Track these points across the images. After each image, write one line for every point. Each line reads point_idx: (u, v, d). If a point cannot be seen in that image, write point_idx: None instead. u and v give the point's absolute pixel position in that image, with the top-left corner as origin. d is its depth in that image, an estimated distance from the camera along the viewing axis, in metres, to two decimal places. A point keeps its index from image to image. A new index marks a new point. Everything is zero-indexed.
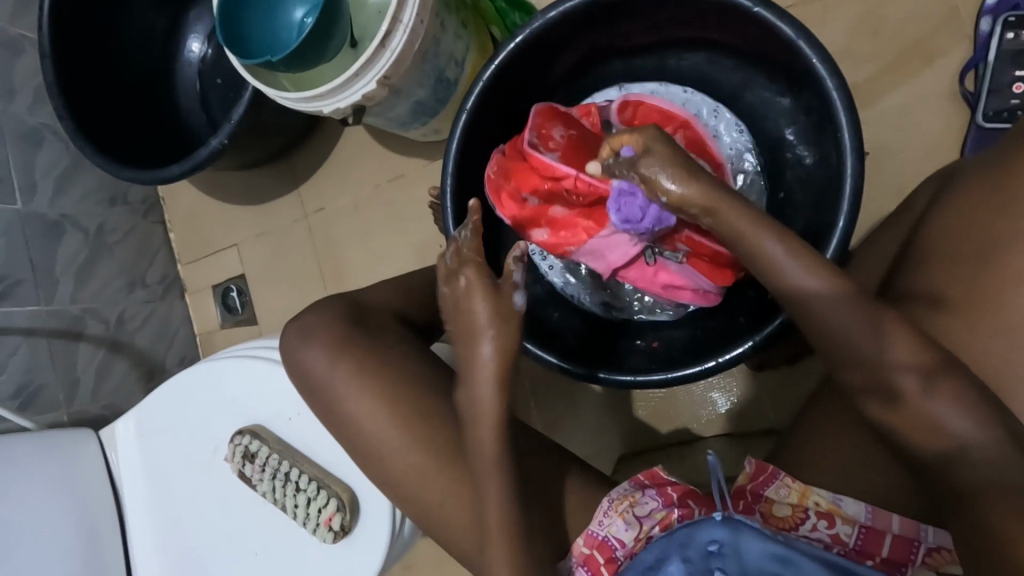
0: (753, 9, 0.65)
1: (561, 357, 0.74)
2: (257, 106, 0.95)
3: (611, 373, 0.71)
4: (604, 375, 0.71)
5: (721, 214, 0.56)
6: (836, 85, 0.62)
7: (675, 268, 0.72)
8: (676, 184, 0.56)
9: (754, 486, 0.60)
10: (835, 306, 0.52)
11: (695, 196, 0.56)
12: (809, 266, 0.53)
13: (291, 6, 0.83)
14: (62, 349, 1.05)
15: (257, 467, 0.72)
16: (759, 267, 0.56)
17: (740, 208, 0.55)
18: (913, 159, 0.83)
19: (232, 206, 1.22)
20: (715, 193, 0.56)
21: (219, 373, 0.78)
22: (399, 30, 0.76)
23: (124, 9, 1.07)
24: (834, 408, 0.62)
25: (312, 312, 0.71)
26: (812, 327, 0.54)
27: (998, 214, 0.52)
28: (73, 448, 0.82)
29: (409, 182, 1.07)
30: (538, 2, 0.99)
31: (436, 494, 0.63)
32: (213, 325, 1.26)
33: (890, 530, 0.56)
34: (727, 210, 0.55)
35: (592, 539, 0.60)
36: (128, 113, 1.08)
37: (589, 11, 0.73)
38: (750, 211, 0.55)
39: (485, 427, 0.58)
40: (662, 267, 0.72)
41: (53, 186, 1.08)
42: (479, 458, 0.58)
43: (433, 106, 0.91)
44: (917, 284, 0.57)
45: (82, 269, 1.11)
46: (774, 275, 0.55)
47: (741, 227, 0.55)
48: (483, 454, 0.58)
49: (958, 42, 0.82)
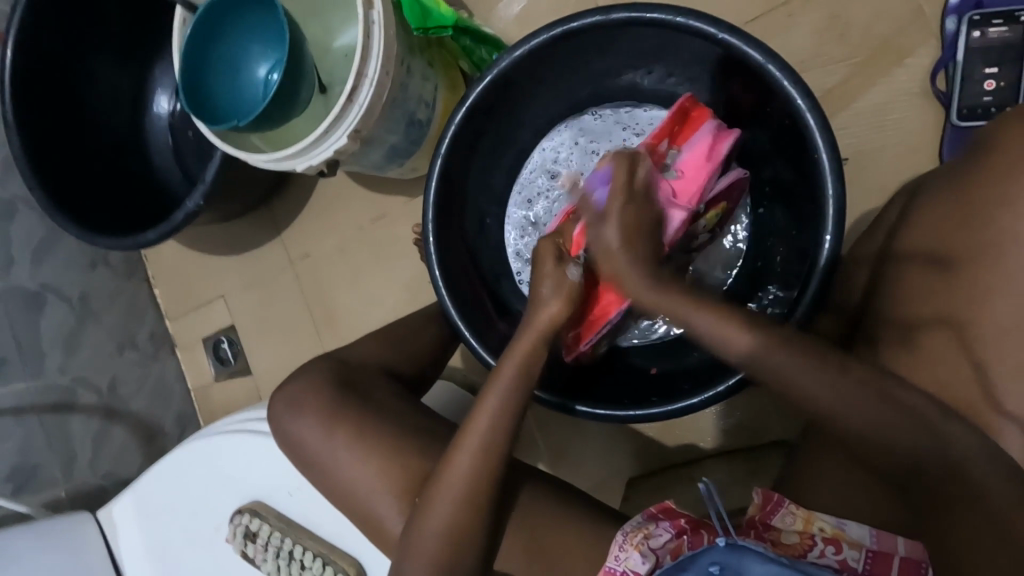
0: (718, 35, 0.65)
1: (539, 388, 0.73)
2: (230, 164, 0.93)
3: (583, 407, 0.70)
4: (577, 407, 0.70)
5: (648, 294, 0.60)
6: (808, 106, 0.62)
7: (687, 155, 0.69)
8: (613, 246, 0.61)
9: (761, 515, 0.57)
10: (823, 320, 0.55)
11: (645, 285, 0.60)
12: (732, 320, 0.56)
13: (253, 63, 0.82)
14: (55, 424, 1.04)
15: (259, 547, 0.71)
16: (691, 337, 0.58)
17: (683, 297, 0.58)
18: (895, 159, 0.82)
19: (216, 258, 1.20)
20: (661, 293, 0.59)
21: (216, 448, 0.77)
22: (365, 84, 0.76)
23: (87, 74, 1.05)
24: None
25: (299, 377, 0.70)
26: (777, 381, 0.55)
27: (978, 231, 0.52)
28: (73, 534, 0.81)
29: (393, 220, 1.05)
30: (502, 31, 0.97)
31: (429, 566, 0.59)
32: (207, 379, 1.22)
33: (896, 553, 0.54)
34: (677, 305, 0.58)
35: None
36: (99, 176, 1.06)
37: (555, 46, 0.72)
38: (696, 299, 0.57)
39: (460, 462, 0.60)
40: (685, 163, 0.69)
41: (31, 259, 1.06)
42: (432, 504, 0.60)
43: (407, 148, 0.89)
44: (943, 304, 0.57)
45: (68, 339, 1.08)
46: (687, 329, 0.58)
47: (680, 312, 0.57)
48: (445, 489, 0.60)
49: (925, 41, 0.82)
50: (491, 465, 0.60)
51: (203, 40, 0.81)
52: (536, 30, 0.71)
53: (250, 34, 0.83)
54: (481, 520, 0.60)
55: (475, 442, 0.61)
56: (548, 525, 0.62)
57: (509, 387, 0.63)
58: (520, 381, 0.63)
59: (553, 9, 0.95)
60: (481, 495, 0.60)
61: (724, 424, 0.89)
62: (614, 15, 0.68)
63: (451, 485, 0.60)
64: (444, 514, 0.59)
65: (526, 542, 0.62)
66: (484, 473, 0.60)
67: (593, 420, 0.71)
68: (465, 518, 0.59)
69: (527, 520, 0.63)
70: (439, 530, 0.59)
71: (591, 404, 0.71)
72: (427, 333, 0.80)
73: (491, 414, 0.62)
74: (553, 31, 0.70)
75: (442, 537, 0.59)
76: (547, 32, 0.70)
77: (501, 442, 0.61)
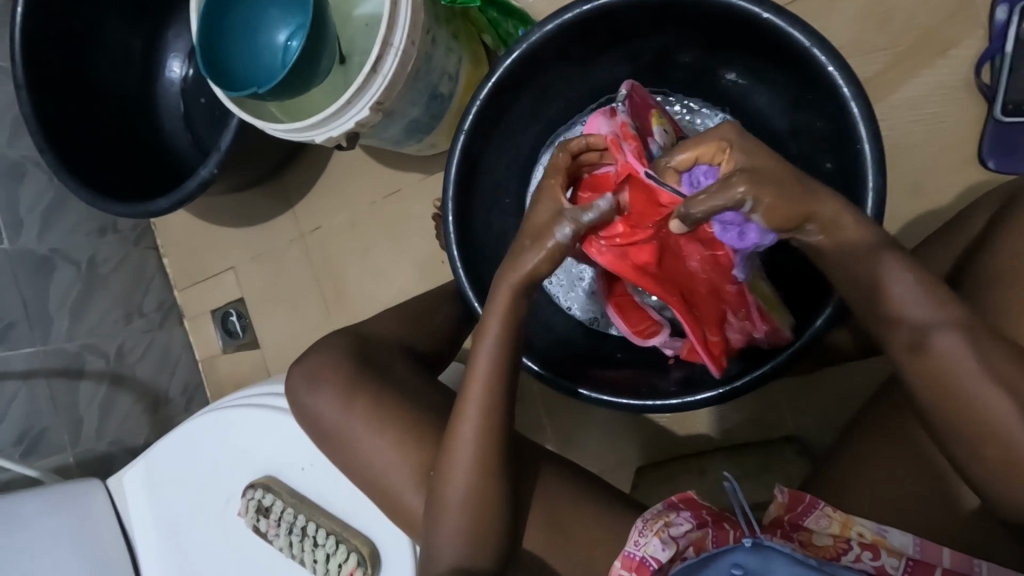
0: (762, 14, 0.62)
1: (549, 369, 0.73)
2: (245, 132, 0.90)
3: (592, 392, 0.70)
4: (587, 392, 0.70)
5: (820, 214, 0.51)
6: (853, 94, 0.59)
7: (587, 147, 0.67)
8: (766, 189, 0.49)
9: (791, 517, 0.56)
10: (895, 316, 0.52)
11: (778, 203, 0.50)
12: (856, 219, 0.52)
13: (273, 28, 0.80)
14: (63, 389, 1.03)
15: (271, 521, 0.70)
16: (862, 289, 0.53)
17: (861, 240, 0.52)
18: (930, 154, 0.80)
19: (226, 229, 1.18)
20: (856, 215, 0.52)
21: (227, 421, 0.76)
22: (390, 54, 0.73)
23: (99, 34, 1.02)
24: (886, 433, 0.59)
25: (316, 353, 0.69)
26: (845, 271, 0.54)
27: None
28: (82, 500, 0.81)
29: (408, 198, 1.03)
30: (528, 6, 0.94)
31: (445, 554, 0.58)
32: (215, 350, 1.21)
33: (940, 564, 0.52)
34: (848, 227, 0.52)
35: (628, 560, 0.55)
36: (110, 140, 1.03)
37: (588, 22, 0.69)
38: (824, 194, 0.51)
39: (470, 424, 0.58)
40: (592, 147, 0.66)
41: (40, 222, 1.04)
42: (445, 492, 0.58)
43: (427, 123, 0.86)
44: (987, 297, 0.55)
45: (77, 304, 1.07)
46: (855, 275, 0.53)
47: (861, 245, 0.52)
48: (462, 464, 0.58)
49: (972, 31, 0.78)
50: (498, 452, 0.58)
51: (221, 3, 0.78)
52: (568, 4, 0.68)
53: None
54: (499, 505, 0.58)
55: (496, 412, 0.58)
56: (566, 512, 0.61)
57: (500, 340, 0.58)
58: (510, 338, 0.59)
59: None
60: (495, 459, 0.58)
61: (741, 418, 0.88)
62: None
63: (464, 457, 0.58)
64: (462, 489, 0.58)
65: (543, 523, 0.61)
66: (496, 433, 0.58)
67: (609, 408, 0.70)
68: (479, 510, 0.58)
69: (547, 499, 0.62)
70: (462, 499, 0.58)
71: (610, 392, 0.71)
72: (444, 311, 0.78)
73: (491, 376, 0.58)
74: (585, 6, 0.67)
75: (466, 510, 0.58)
76: (581, 6, 0.67)
77: (507, 427, 0.59)
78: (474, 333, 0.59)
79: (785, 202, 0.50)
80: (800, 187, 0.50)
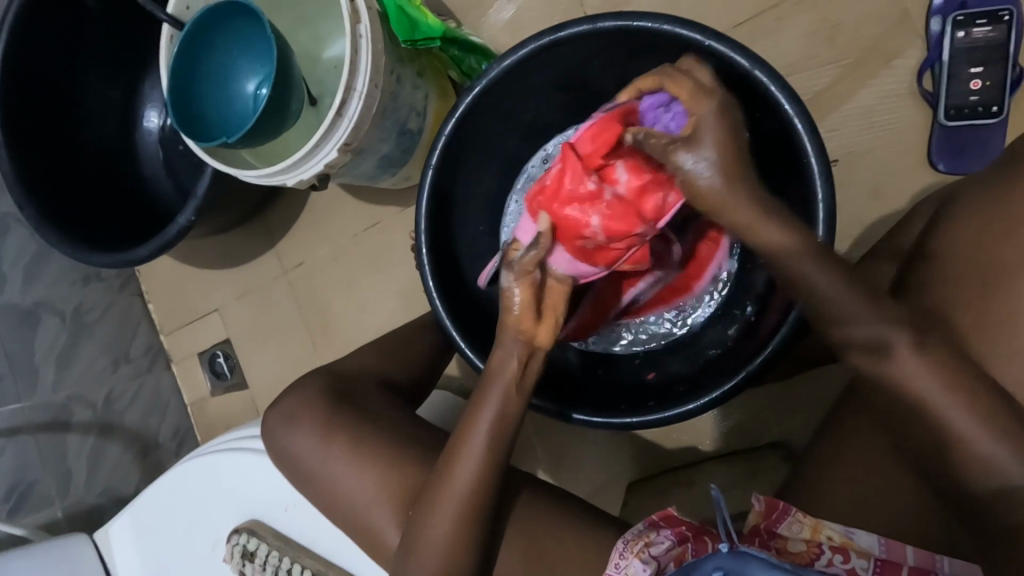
0: (704, 41, 0.65)
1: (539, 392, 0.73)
2: (222, 177, 0.92)
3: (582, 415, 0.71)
4: (576, 414, 0.71)
5: (733, 216, 0.53)
6: (796, 111, 0.62)
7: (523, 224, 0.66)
8: (696, 176, 0.52)
9: (767, 524, 0.57)
10: (880, 330, 0.52)
11: (696, 187, 0.53)
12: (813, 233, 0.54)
13: (242, 77, 0.82)
14: (50, 442, 1.03)
15: (256, 566, 0.70)
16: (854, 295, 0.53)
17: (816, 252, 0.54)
18: (883, 160, 0.83)
19: (209, 271, 1.19)
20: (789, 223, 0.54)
21: (214, 465, 0.77)
22: (354, 98, 0.75)
23: (77, 90, 1.05)
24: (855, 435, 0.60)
25: (290, 395, 0.70)
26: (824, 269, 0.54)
27: (1003, 242, 0.54)
28: (70, 557, 0.80)
29: (387, 230, 1.05)
30: (492, 41, 0.97)
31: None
32: (204, 393, 1.20)
33: (905, 562, 0.54)
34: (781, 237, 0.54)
35: None
36: (90, 191, 1.05)
37: (542, 56, 0.72)
38: (742, 197, 0.52)
39: (461, 472, 0.59)
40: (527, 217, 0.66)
41: (22, 276, 1.05)
42: (425, 531, 0.59)
43: (400, 157, 0.89)
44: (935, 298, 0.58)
45: (61, 356, 1.07)
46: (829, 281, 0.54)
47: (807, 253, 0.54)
48: (445, 512, 0.58)
49: (911, 41, 0.82)
50: (483, 502, 0.59)
51: (191, 57, 0.81)
52: (523, 40, 0.71)
53: (238, 50, 0.82)
54: (477, 548, 0.59)
55: (484, 463, 0.59)
56: (549, 535, 0.62)
57: (503, 402, 0.60)
58: (509, 393, 0.61)
59: (542, 16, 0.95)
60: (479, 507, 0.59)
61: (724, 427, 0.89)
62: (601, 23, 0.68)
63: (449, 503, 0.58)
64: (442, 535, 0.58)
65: (527, 548, 0.62)
66: (488, 478, 0.59)
67: (594, 428, 0.71)
68: (459, 553, 0.58)
69: (524, 518, 0.63)
70: (441, 540, 0.58)
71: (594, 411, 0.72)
72: (424, 341, 0.80)
73: (490, 434, 0.60)
74: (536, 43, 0.70)
75: (444, 552, 0.58)
76: (534, 42, 0.70)
77: (493, 474, 0.59)
78: (480, 386, 0.62)
79: (710, 189, 0.53)
80: (737, 172, 0.52)
